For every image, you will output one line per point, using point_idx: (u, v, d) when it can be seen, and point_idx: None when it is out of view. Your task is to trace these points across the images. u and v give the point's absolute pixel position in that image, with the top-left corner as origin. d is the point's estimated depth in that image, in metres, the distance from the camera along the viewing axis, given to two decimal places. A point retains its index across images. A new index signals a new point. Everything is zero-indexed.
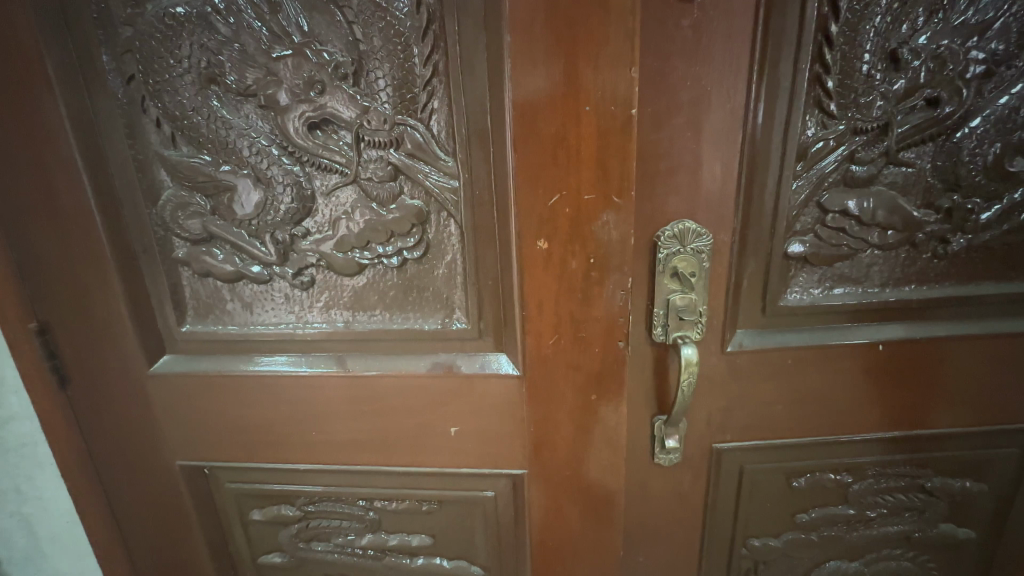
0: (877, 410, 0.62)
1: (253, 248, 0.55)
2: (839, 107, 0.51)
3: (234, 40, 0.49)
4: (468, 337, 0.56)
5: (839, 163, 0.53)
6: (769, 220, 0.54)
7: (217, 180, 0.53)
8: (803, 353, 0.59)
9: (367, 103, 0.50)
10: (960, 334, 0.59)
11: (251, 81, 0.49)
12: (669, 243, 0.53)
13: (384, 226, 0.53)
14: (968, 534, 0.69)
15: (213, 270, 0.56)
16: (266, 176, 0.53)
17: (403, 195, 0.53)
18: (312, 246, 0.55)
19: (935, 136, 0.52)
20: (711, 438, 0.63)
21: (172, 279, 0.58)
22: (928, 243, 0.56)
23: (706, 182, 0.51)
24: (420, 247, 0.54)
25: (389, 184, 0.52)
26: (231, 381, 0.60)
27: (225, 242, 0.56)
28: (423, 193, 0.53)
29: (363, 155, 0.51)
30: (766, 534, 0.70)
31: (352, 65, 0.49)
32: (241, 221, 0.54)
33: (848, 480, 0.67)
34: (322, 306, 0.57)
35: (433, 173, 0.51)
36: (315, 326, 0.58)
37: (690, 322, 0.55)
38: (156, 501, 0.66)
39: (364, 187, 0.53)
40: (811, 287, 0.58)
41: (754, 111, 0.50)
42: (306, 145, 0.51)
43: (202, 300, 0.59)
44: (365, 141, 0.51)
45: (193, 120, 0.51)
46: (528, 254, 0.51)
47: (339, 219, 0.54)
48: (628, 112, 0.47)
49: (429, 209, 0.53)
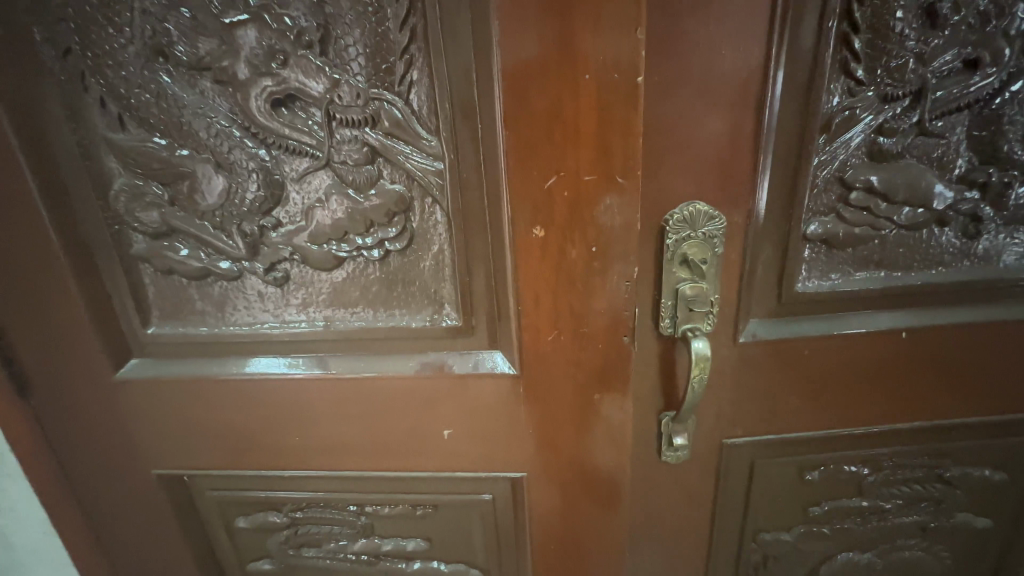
0: (896, 399, 0.59)
1: (219, 242, 0.50)
2: (868, 71, 0.45)
3: (182, 4, 0.42)
4: (460, 335, 0.52)
5: (865, 135, 0.48)
6: (787, 200, 0.49)
7: (174, 166, 0.48)
8: (820, 343, 0.55)
9: (337, 75, 0.44)
10: (989, 319, 0.55)
11: (204, 52, 0.44)
12: (678, 227, 0.48)
13: (363, 215, 0.48)
14: (985, 522, 0.67)
15: (178, 266, 0.51)
16: (228, 161, 0.47)
17: (383, 179, 0.47)
18: (284, 238, 0.50)
19: (972, 102, 0.47)
20: (720, 434, 0.59)
21: (133, 276, 0.52)
22: (959, 221, 0.52)
23: (719, 158, 0.46)
24: (403, 238, 0.49)
25: (366, 168, 0.47)
26: (207, 386, 0.56)
27: (188, 236, 0.50)
28: (404, 177, 0.47)
29: (335, 135, 0.46)
30: (776, 529, 0.67)
31: (318, 31, 0.43)
32: (204, 212, 0.49)
33: (863, 472, 0.63)
34: (299, 303, 0.53)
35: (414, 154, 0.46)
36: (293, 325, 0.53)
37: (701, 314, 0.50)
38: (136, 510, 0.63)
39: (338, 172, 0.47)
40: (830, 271, 0.53)
41: (774, 77, 0.44)
42: (271, 125, 0.46)
43: (168, 300, 0.54)
44: (337, 120, 0.45)
45: (142, 98, 0.46)
46: (523, 242, 0.46)
47: (312, 208, 0.48)
48: (633, 79, 0.41)
49: (412, 194, 0.48)
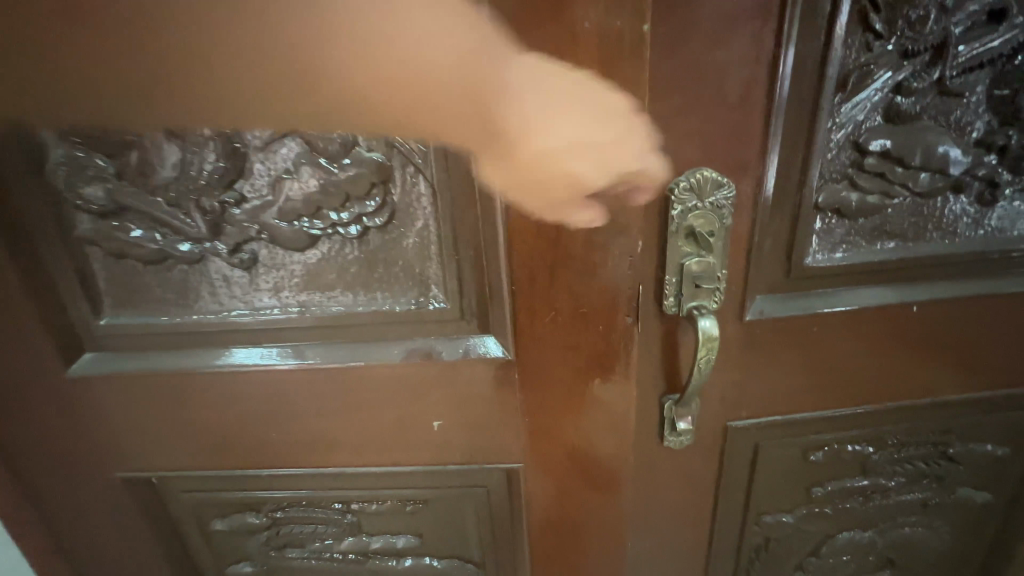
0: (904, 376, 0.56)
1: (178, 220, 0.45)
2: (888, 23, 0.42)
3: None
4: (449, 320, 0.48)
5: (882, 94, 0.44)
6: (798, 166, 0.46)
7: (118, 133, 0.42)
8: (829, 319, 0.52)
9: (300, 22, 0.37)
10: (1001, 291, 0.52)
11: None
12: (684, 197, 0.44)
13: (337, 188, 0.43)
14: (985, 497, 0.66)
15: (131, 249, 0.46)
16: (178, 127, 0.41)
17: (359, 146, 0.42)
18: (250, 214, 0.45)
19: (996, 57, 0.44)
20: (724, 416, 0.57)
21: (80, 261, 0.47)
22: (975, 187, 0.49)
23: (727, 121, 0.43)
24: (384, 213, 0.45)
25: (341, 133, 0.41)
26: (171, 382, 0.51)
27: (140, 214, 0.45)
28: (384, 143, 0.42)
29: (302, 95, 0.39)
30: (778, 511, 0.65)
31: None
32: (157, 186, 0.44)
33: (868, 451, 0.62)
34: (271, 288, 0.48)
35: (395, 117, 0.40)
36: (265, 313, 0.48)
37: (707, 291, 0.47)
38: (101, 517, 0.58)
39: (308, 138, 0.42)
40: (841, 243, 0.50)
41: (789, 29, 0.40)
42: (225, 84, 0.39)
43: (123, 286, 0.48)
44: (302, 76, 0.39)
45: (67, 51, 0.38)
46: (515, 215, 0.42)
47: (280, 180, 0.43)
48: (636, 30, 0.37)
49: (392, 162, 0.43)
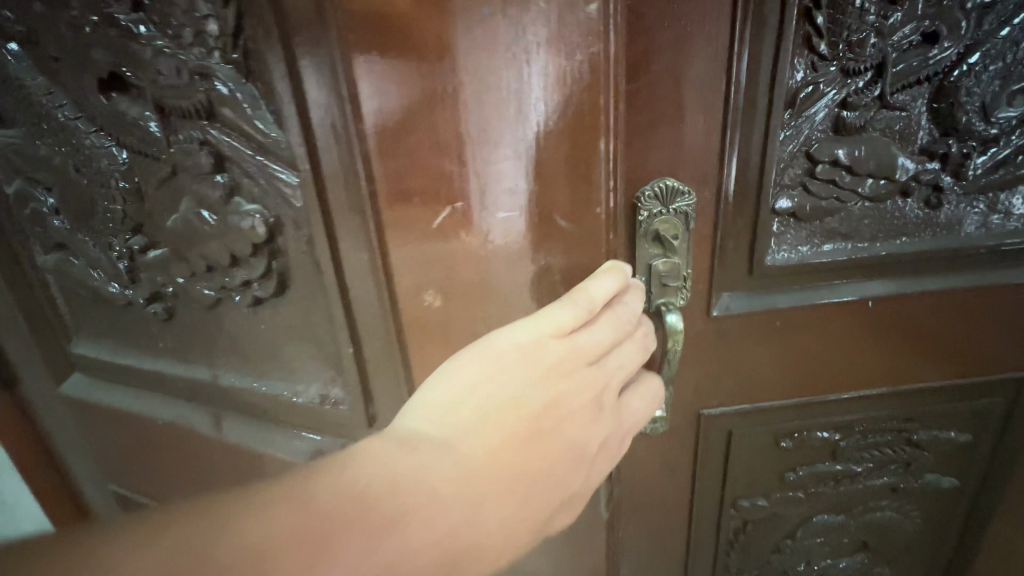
0: (865, 366, 0.61)
1: (103, 209, 0.59)
2: (831, 46, 0.46)
3: (55, 50, 0.51)
4: (386, 385, 0.56)
5: (829, 109, 0.49)
6: (757, 174, 0.50)
7: (72, 187, 0.59)
8: (791, 313, 0.57)
9: (173, 89, 0.49)
10: (951, 286, 0.57)
11: (72, 83, 0.52)
12: (650, 203, 0.49)
13: (223, 238, 0.54)
14: (952, 482, 0.70)
15: (90, 273, 0.64)
16: (106, 182, 0.57)
17: (243, 201, 0.52)
18: (158, 224, 0.57)
19: (931, 75, 0.49)
20: (698, 405, 0.61)
21: (62, 279, 0.66)
22: (922, 191, 0.54)
23: (688, 137, 0.48)
24: (267, 270, 0.55)
25: (217, 182, 0.52)
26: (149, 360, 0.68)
27: (89, 249, 0.63)
28: (259, 198, 0.52)
29: (179, 145, 0.51)
30: (754, 495, 0.69)
31: (157, 51, 0.47)
32: (96, 230, 0.61)
33: (836, 438, 0.66)
34: (186, 315, 0.63)
35: (264, 169, 0.50)
36: (186, 335, 0.64)
37: (674, 289, 0.52)
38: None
39: (197, 190, 0.53)
40: (799, 244, 0.55)
41: (740, 53, 0.45)
42: (117, 133, 0.53)
43: (90, 305, 0.68)
44: (177, 131, 0.51)
45: (43, 126, 0.57)
46: (414, 314, 0.49)
47: (175, 227, 0.56)
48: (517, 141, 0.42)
49: (268, 214, 0.52)
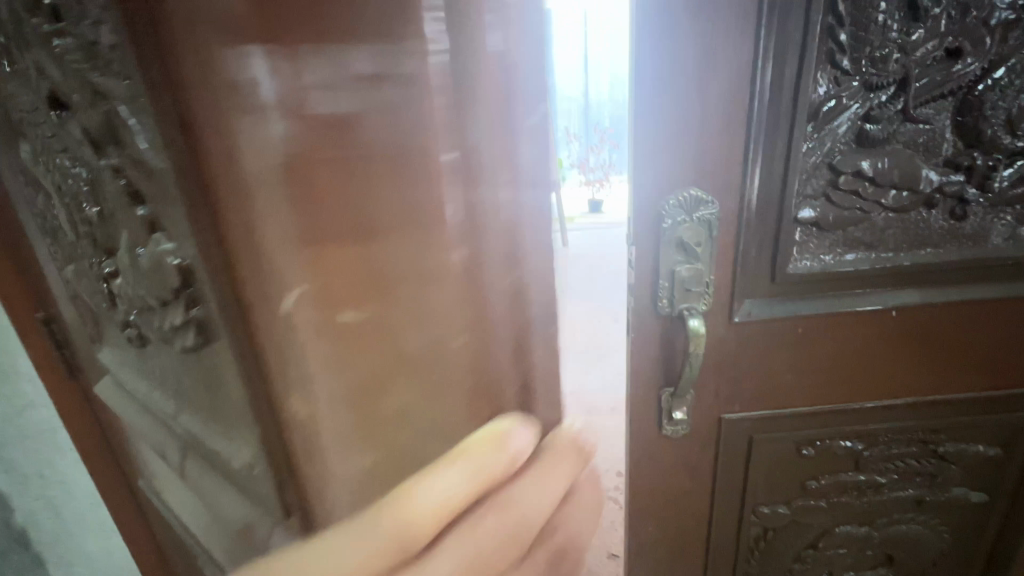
0: (888, 376, 0.61)
1: (82, 238, 0.55)
2: (854, 61, 0.48)
3: (30, 70, 0.48)
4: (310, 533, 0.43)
5: (852, 122, 0.50)
6: (779, 184, 0.52)
7: (61, 215, 0.56)
8: (814, 321, 0.57)
9: (96, 104, 0.41)
10: (977, 298, 0.57)
11: (43, 106, 0.49)
12: (675, 211, 0.51)
13: (152, 285, 0.44)
14: (981, 497, 0.69)
15: (90, 303, 0.61)
16: (79, 212, 0.53)
17: (160, 243, 0.41)
18: (116, 258, 0.50)
19: (956, 89, 0.50)
20: (719, 409, 0.62)
21: (73, 306, 0.64)
22: (947, 203, 0.54)
23: (712, 148, 0.50)
24: (192, 327, 0.42)
25: (141, 219, 0.42)
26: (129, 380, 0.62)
27: (85, 279, 0.60)
28: (173, 240, 0.40)
29: (111, 173, 0.44)
30: (775, 502, 0.70)
31: (81, 62, 0.40)
32: (83, 259, 0.57)
33: (859, 447, 0.66)
34: (150, 360, 0.55)
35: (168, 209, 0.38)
36: (151, 382, 0.57)
37: (697, 293, 0.54)
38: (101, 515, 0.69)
39: (130, 227, 0.45)
40: (822, 253, 0.56)
41: (764, 69, 0.47)
42: (76, 160, 0.49)
43: (96, 335, 0.64)
44: (108, 157, 0.43)
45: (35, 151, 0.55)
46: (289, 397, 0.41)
47: (124, 266, 0.49)
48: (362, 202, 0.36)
49: (183, 261, 0.39)
